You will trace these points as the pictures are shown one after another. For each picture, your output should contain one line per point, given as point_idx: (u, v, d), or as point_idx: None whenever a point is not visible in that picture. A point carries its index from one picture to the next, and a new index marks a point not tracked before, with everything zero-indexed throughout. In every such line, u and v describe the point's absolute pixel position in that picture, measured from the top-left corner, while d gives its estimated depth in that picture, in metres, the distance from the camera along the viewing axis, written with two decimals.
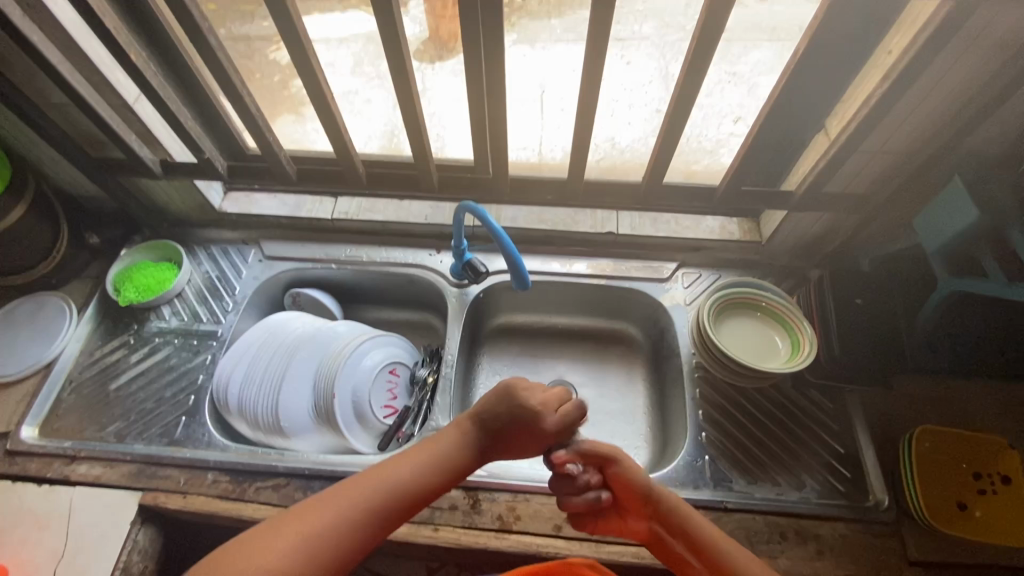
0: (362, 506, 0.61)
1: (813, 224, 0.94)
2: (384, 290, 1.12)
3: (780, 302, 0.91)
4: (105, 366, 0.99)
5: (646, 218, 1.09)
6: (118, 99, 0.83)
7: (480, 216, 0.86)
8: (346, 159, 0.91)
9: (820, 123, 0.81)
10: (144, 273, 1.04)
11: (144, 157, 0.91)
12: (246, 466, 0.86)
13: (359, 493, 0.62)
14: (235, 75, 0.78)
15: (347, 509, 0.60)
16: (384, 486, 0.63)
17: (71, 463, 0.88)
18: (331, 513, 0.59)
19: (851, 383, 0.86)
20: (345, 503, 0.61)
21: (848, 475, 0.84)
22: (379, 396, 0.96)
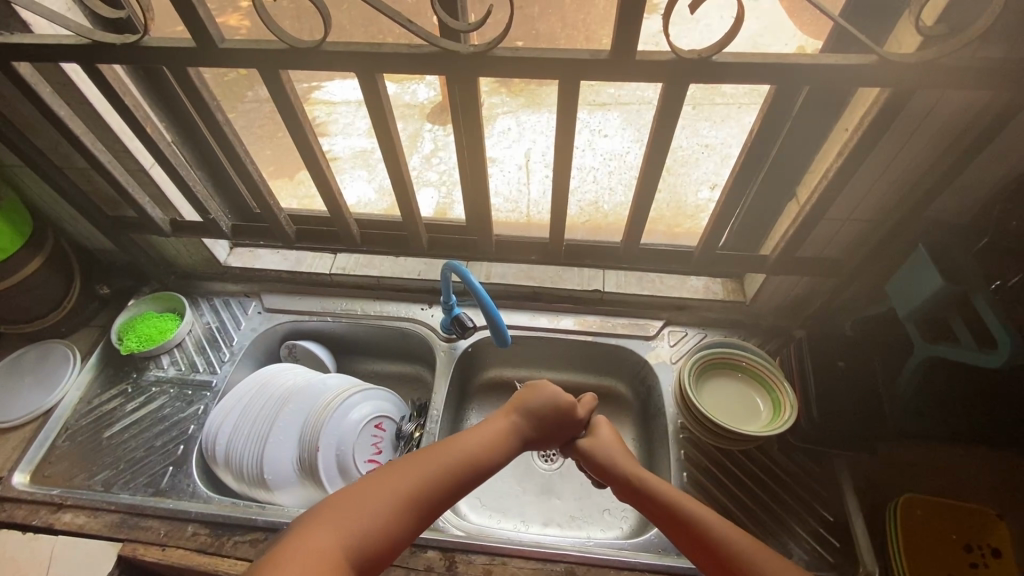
0: (438, 474, 0.65)
1: (792, 286, 0.96)
2: (377, 343, 1.15)
3: (761, 363, 0.92)
4: (101, 414, 1.02)
5: (632, 277, 1.12)
6: (136, 165, 0.91)
7: (461, 275, 0.90)
8: (340, 220, 0.96)
9: (789, 191, 0.85)
10: (147, 323, 1.09)
11: (155, 216, 0.97)
12: (226, 518, 0.86)
13: (437, 463, 0.65)
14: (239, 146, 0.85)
15: (428, 476, 0.64)
16: (456, 459, 0.67)
17: (56, 511, 0.89)
18: (415, 478, 0.63)
19: (836, 447, 0.85)
20: (426, 469, 0.64)
21: (836, 544, 0.81)
22: (364, 450, 0.97)
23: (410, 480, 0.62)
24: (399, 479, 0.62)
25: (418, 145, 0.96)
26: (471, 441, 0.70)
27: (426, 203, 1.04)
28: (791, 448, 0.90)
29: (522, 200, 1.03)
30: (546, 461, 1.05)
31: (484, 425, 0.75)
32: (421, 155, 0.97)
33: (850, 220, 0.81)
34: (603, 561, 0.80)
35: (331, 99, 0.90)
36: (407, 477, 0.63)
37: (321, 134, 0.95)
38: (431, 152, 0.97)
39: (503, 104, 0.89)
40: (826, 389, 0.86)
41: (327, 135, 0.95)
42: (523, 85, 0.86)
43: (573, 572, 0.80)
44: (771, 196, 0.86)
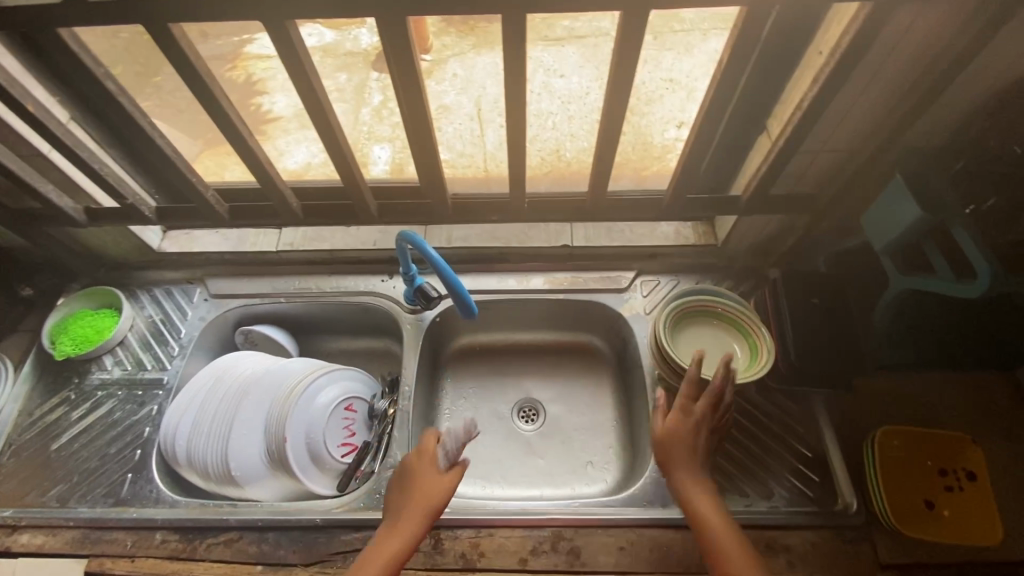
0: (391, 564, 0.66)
1: (766, 224, 0.92)
2: (338, 320, 1.09)
3: (733, 307, 0.90)
4: (45, 426, 0.94)
5: (601, 229, 1.07)
6: (30, 150, 0.79)
7: (416, 245, 0.84)
8: (275, 193, 0.87)
9: (761, 125, 0.79)
10: (82, 323, 1.00)
11: (65, 206, 0.86)
12: (196, 522, 0.82)
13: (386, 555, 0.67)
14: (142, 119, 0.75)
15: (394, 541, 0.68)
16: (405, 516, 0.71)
17: (12, 533, 0.84)
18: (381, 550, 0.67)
19: (814, 385, 0.84)
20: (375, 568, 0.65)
21: (816, 479, 0.83)
22: (335, 434, 0.93)
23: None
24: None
25: (366, 96, 0.91)
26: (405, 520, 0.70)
27: (381, 161, 0.95)
28: (769, 389, 0.90)
29: (478, 153, 0.95)
30: (527, 422, 1.03)
31: (407, 491, 0.74)
32: (371, 108, 0.92)
33: (825, 151, 0.76)
34: (591, 522, 0.79)
35: (266, 52, 0.86)
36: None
37: (261, 92, 0.89)
38: (381, 103, 0.92)
39: (455, 45, 0.84)
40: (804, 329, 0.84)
41: (267, 93, 0.89)
42: (475, 23, 0.82)
43: (561, 535, 0.79)
44: (742, 131, 0.80)
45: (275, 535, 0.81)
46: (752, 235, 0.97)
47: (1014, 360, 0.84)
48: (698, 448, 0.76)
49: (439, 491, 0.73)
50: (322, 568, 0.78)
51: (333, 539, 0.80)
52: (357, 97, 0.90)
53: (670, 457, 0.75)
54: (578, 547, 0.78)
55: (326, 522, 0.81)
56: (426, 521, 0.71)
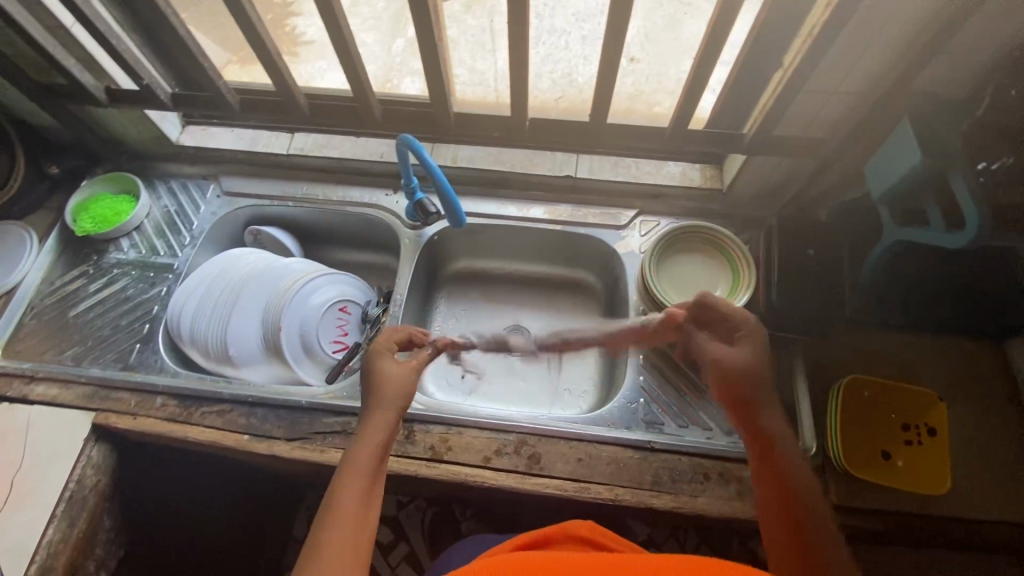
0: (371, 472, 0.61)
1: (771, 168, 0.91)
2: (343, 231, 1.12)
3: (685, 227, 0.91)
4: (64, 295, 1.01)
5: (607, 161, 1.06)
6: (54, 22, 0.83)
7: (417, 153, 0.85)
8: (285, 91, 0.89)
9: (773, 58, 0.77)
10: (102, 205, 1.06)
11: (87, 84, 0.89)
12: (193, 391, 0.89)
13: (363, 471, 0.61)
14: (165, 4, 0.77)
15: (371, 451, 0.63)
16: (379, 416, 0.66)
17: (29, 383, 0.91)
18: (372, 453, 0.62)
19: (790, 330, 0.85)
20: (356, 487, 0.59)
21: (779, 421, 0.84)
22: (328, 331, 0.98)
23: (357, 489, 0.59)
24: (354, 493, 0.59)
25: (402, 28, 0.93)
26: (373, 431, 0.64)
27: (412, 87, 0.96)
28: None
29: (489, 71, 0.94)
30: (513, 347, 1.06)
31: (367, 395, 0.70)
32: (406, 40, 0.94)
33: (836, 91, 0.74)
34: (555, 432, 0.83)
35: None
36: (355, 490, 0.59)
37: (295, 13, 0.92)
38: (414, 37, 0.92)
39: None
40: (792, 275, 0.83)
41: (300, 15, 0.92)
42: None
43: (525, 441, 0.83)
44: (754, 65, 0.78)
45: (263, 411, 0.87)
46: (756, 182, 0.96)
47: (1002, 330, 0.83)
48: (766, 375, 0.70)
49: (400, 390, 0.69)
50: (302, 444, 0.84)
51: (314, 421, 0.86)
52: (393, 26, 0.93)
53: (737, 392, 0.69)
54: (539, 453, 0.82)
55: (311, 404, 0.87)
56: (395, 414, 0.67)
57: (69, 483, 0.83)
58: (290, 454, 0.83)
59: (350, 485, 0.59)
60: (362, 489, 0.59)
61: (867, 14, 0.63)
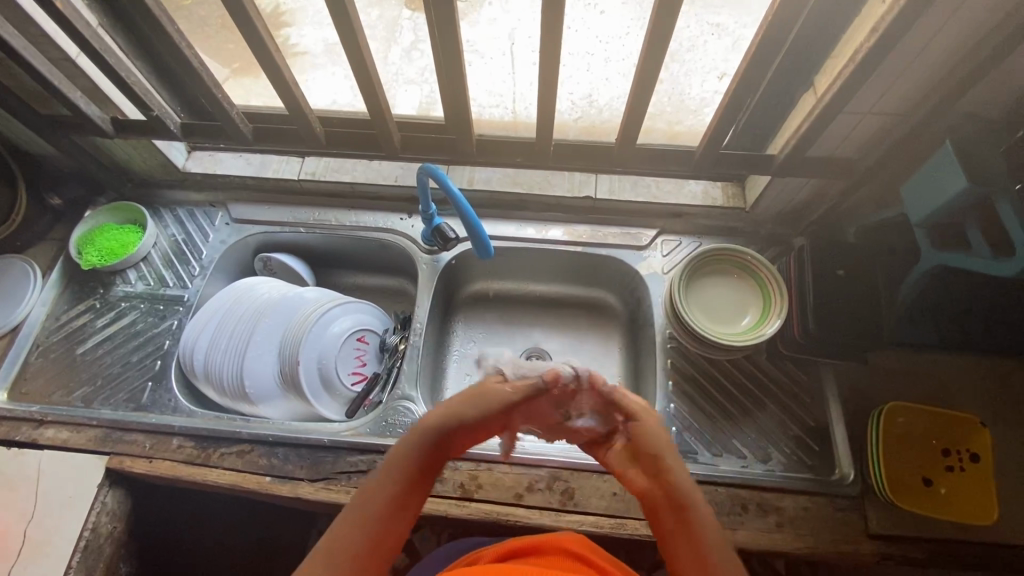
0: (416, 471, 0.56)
1: (797, 188, 0.89)
2: (356, 255, 1.10)
3: (684, 267, 0.87)
4: (70, 332, 0.98)
5: (626, 181, 1.04)
6: (58, 53, 0.79)
7: (439, 180, 0.81)
8: (301, 118, 0.85)
9: (805, 81, 0.75)
10: (107, 237, 1.02)
11: (92, 115, 0.86)
12: (211, 431, 0.86)
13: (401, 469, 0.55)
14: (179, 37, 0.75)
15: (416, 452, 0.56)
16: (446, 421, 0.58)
17: (39, 427, 0.88)
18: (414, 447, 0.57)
19: (823, 355, 0.83)
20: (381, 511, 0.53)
21: (815, 447, 0.84)
22: (346, 361, 0.95)
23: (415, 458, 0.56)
24: (389, 489, 0.54)
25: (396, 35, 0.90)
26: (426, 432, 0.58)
27: (406, 101, 0.94)
28: (779, 357, 0.90)
29: (507, 93, 0.92)
30: None
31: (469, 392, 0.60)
32: (401, 47, 0.91)
33: (871, 113, 0.72)
34: (587, 466, 0.81)
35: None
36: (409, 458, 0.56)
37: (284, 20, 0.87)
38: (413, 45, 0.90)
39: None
40: (826, 298, 0.81)
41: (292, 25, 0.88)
42: None
43: (557, 477, 0.81)
44: (784, 89, 0.76)
45: (284, 451, 0.84)
46: (781, 201, 0.94)
47: None
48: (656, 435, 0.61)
49: (440, 431, 0.57)
50: (327, 484, 0.82)
51: (338, 460, 0.83)
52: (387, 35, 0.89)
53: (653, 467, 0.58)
54: (573, 489, 0.80)
55: (334, 443, 0.84)
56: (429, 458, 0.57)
57: (84, 532, 0.80)
58: (314, 497, 0.81)
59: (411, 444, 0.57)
60: (400, 484, 0.55)
61: (914, 38, 0.61)
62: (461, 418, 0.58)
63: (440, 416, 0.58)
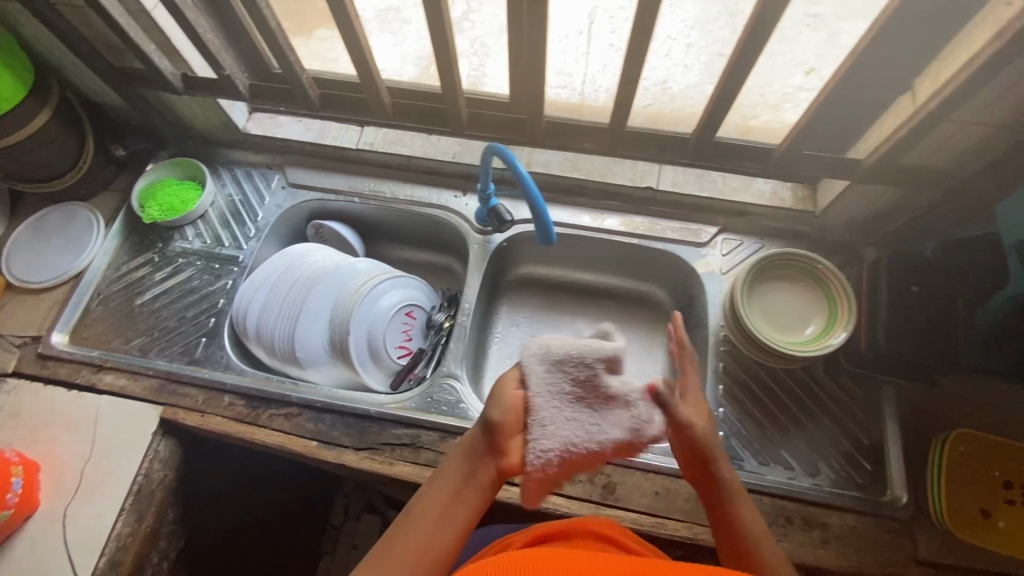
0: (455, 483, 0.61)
1: (876, 196, 0.84)
2: (406, 229, 1.09)
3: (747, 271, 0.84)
4: (130, 282, 1.00)
5: (690, 175, 1.01)
6: (136, 5, 0.79)
7: (507, 160, 0.78)
8: (371, 87, 0.84)
9: (906, 82, 0.70)
10: (167, 192, 1.03)
11: (164, 70, 0.86)
12: (261, 392, 0.87)
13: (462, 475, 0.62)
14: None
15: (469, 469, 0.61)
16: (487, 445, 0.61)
17: (98, 372, 0.91)
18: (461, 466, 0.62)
19: (885, 370, 0.81)
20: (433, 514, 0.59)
21: (867, 466, 0.81)
22: (394, 335, 0.96)
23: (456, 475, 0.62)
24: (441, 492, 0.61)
25: (449, 8, 0.82)
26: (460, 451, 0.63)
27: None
28: (838, 370, 0.87)
29: (578, 74, 0.88)
30: None
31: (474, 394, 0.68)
32: (451, 17, 0.83)
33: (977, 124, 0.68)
34: (630, 463, 0.80)
35: None
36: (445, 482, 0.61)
37: None
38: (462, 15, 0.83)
39: None
40: (901, 313, 0.77)
41: None
42: None
43: (599, 470, 0.81)
44: (881, 89, 0.72)
45: (331, 418, 0.85)
46: (855, 208, 0.90)
47: None
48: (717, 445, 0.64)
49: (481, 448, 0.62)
50: (372, 454, 0.83)
51: (383, 431, 0.84)
52: None
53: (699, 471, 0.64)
54: (614, 484, 0.80)
55: (380, 414, 0.85)
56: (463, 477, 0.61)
57: (137, 477, 0.83)
58: (358, 465, 0.82)
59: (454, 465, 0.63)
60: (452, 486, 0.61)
61: None
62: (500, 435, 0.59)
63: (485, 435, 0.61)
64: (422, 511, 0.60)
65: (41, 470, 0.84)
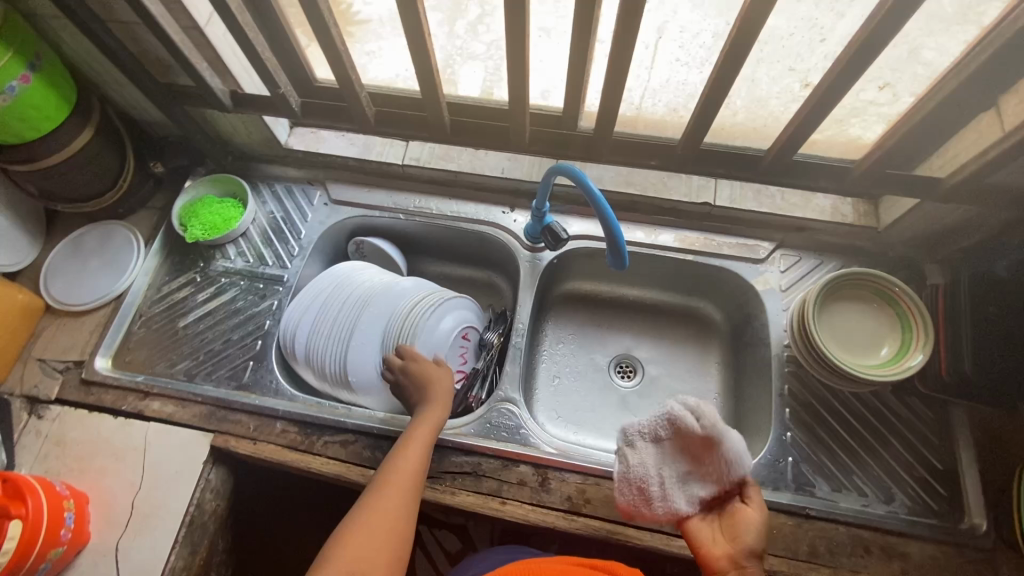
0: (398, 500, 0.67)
1: (949, 214, 0.82)
2: (451, 245, 1.07)
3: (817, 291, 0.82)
4: (172, 303, 0.97)
5: (749, 190, 0.97)
6: (189, 21, 0.76)
7: (578, 180, 0.76)
8: (433, 103, 0.82)
9: (993, 99, 0.68)
10: (209, 209, 1.01)
11: (214, 87, 0.84)
12: (314, 418, 0.85)
13: (401, 490, 0.68)
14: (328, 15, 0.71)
15: (404, 489, 0.68)
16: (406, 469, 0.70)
17: (144, 398, 0.88)
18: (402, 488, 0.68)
19: (960, 392, 0.79)
20: (380, 525, 0.64)
21: (943, 492, 0.79)
22: (450, 360, 0.92)
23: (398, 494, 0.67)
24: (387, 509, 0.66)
25: (463, 9, 0.75)
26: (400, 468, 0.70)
27: (470, 81, 0.85)
28: (907, 392, 0.84)
29: (639, 88, 0.85)
30: (625, 378, 1.01)
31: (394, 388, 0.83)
32: (467, 22, 0.76)
33: None
34: None
35: None
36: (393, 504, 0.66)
37: None
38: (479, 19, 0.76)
39: None
40: (982, 335, 0.75)
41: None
42: None
43: None
44: (971, 104, 0.69)
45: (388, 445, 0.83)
46: (923, 224, 0.87)
47: None
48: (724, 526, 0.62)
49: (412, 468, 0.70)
50: (432, 483, 0.80)
51: (443, 459, 0.82)
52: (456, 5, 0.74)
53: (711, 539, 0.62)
54: None
55: (439, 441, 0.82)
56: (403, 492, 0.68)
57: (189, 509, 0.80)
58: (419, 494, 0.79)
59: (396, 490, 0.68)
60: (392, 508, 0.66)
61: None
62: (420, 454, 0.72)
63: (412, 457, 0.72)
64: (370, 523, 0.64)
65: (90, 503, 0.81)
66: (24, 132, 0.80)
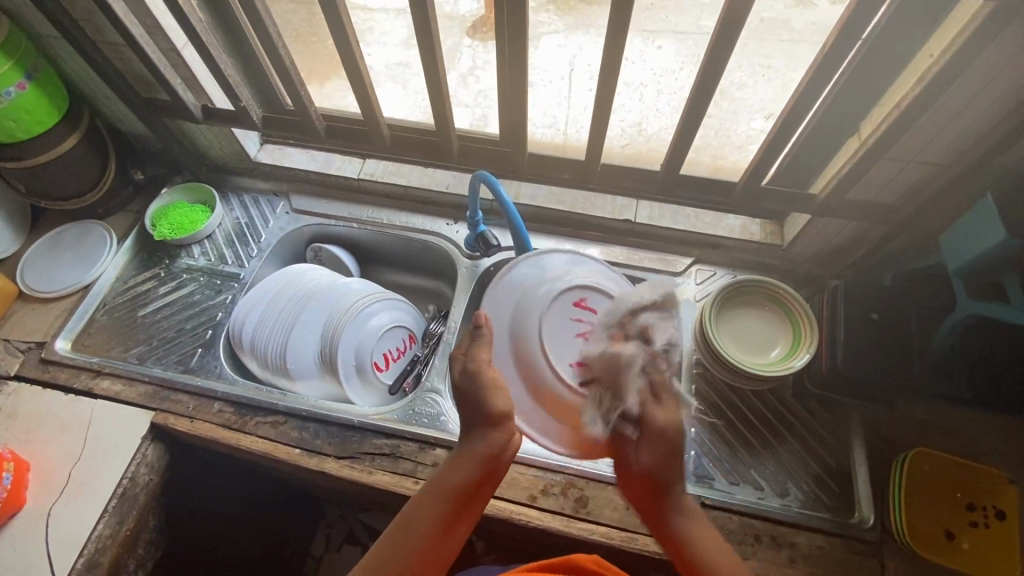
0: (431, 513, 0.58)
1: (837, 230, 0.90)
2: (400, 254, 1.16)
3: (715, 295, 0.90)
4: (135, 295, 1.06)
5: (666, 211, 1.06)
6: (167, 43, 0.89)
7: (492, 188, 0.86)
8: (372, 121, 0.94)
9: (851, 125, 0.78)
10: (179, 213, 1.11)
11: (187, 101, 0.96)
12: (250, 400, 0.91)
13: (437, 500, 0.59)
14: (278, 38, 0.84)
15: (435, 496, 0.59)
16: (444, 479, 0.59)
17: (96, 377, 0.95)
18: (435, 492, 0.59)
19: (849, 394, 0.84)
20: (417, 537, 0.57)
21: (836, 489, 0.83)
22: (563, 349, 0.71)
23: (427, 506, 0.59)
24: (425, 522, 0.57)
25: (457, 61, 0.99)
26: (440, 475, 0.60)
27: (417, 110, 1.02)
28: (804, 395, 0.90)
29: (562, 116, 0.98)
30: None
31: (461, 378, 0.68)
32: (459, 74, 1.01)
33: (914, 162, 0.74)
34: (603, 477, 0.82)
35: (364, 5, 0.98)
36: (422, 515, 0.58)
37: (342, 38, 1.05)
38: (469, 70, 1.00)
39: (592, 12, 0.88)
40: (858, 336, 0.82)
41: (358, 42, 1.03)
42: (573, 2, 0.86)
43: (573, 484, 0.83)
44: (831, 129, 0.79)
45: (314, 426, 0.89)
46: (820, 241, 0.96)
47: None
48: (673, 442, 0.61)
49: (461, 473, 0.59)
50: (351, 462, 0.85)
51: (364, 441, 0.87)
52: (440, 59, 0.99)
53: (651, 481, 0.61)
54: (587, 497, 0.82)
55: (362, 424, 0.88)
56: (436, 503, 0.58)
57: (122, 479, 0.85)
58: (338, 472, 0.84)
59: (423, 503, 0.59)
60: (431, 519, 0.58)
61: (958, 94, 0.64)
62: (475, 461, 0.60)
63: (460, 468, 0.60)
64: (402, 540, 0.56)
65: (31, 470, 0.86)
66: (17, 132, 0.91)
